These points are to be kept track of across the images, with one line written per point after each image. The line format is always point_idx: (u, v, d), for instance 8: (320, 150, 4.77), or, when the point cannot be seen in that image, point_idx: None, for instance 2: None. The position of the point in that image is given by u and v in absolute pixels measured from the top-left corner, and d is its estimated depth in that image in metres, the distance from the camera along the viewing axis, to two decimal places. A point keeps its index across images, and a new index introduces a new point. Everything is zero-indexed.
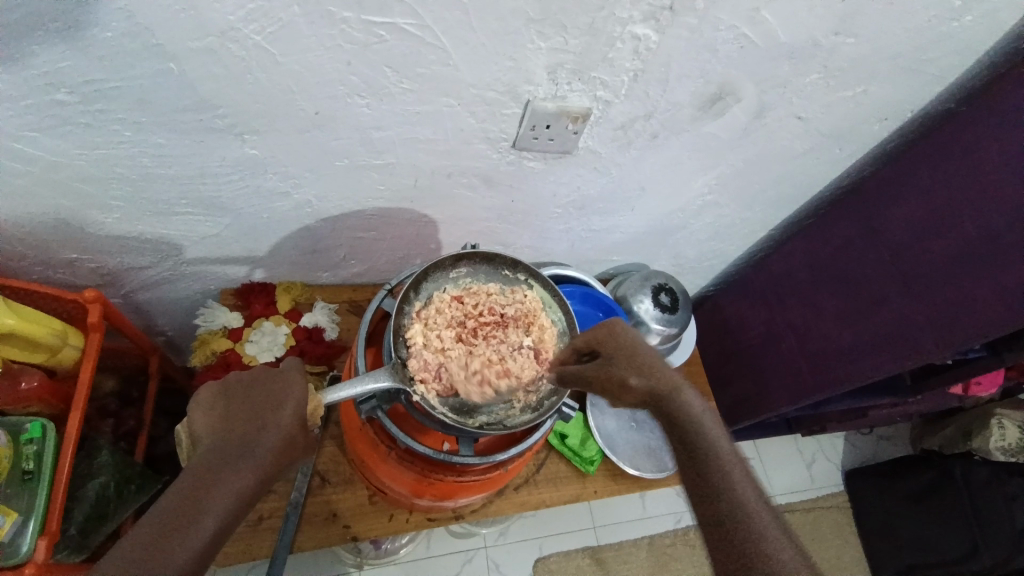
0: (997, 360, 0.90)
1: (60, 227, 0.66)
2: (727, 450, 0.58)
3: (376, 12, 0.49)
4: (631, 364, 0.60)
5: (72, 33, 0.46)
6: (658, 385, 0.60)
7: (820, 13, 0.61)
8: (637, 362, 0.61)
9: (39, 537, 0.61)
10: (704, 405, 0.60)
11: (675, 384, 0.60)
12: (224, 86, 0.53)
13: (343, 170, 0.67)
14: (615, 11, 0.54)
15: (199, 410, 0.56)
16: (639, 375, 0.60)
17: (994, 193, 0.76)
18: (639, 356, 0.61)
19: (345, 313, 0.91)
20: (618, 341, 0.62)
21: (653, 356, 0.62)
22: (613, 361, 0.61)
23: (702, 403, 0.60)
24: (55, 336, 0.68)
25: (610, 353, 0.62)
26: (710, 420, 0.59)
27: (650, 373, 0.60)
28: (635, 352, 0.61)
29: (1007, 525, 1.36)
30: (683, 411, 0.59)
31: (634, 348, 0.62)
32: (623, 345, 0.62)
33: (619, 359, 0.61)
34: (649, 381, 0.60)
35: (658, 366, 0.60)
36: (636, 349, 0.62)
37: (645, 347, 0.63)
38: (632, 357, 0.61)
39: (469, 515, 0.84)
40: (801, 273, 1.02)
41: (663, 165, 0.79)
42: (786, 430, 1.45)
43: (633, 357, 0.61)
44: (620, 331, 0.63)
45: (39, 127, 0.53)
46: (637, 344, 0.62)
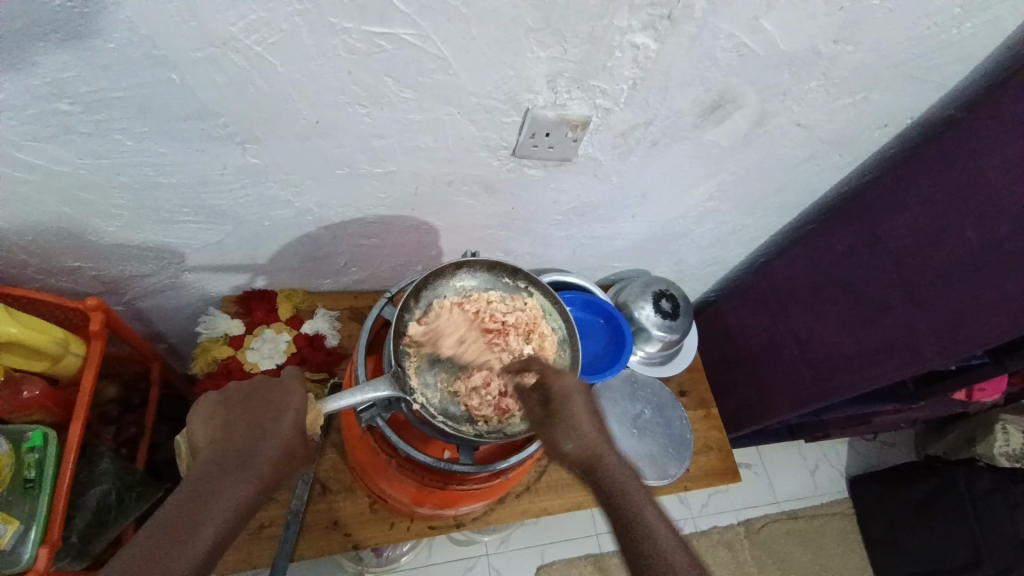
0: (998, 366, 0.90)
1: (62, 235, 0.66)
2: (661, 530, 0.54)
3: (376, 22, 0.50)
4: (566, 434, 0.57)
5: (75, 43, 0.46)
6: (586, 449, 0.57)
7: (820, 22, 0.61)
8: (569, 431, 0.57)
9: (40, 546, 0.61)
10: (626, 471, 0.57)
11: (595, 442, 0.58)
12: (226, 95, 0.54)
13: (344, 177, 0.67)
14: (615, 20, 0.54)
15: (199, 420, 0.56)
16: (572, 441, 0.57)
17: (996, 200, 0.75)
18: (575, 426, 0.58)
19: (346, 320, 0.91)
20: (570, 398, 0.58)
21: (591, 417, 0.58)
22: (553, 429, 0.58)
23: (625, 467, 0.58)
24: (58, 344, 0.68)
25: (548, 410, 0.58)
26: (635, 493, 0.56)
27: (583, 438, 0.57)
28: (574, 421, 0.58)
29: (1009, 534, 1.33)
30: (599, 470, 0.57)
31: (572, 415, 0.58)
32: (565, 405, 0.58)
33: (565, 427, 0.57)
34: (581, 449, 0.57)
35: (589, 424, 0.58)
36: (574, 414, 0.58)
37: (588, 411, 0.59)
38: (573, 429, 0.57)
39: (470, 523, 0.83)
40: (803, 279, 1.02)
41: (664, 172, 0.79)
42: (789, 436, 1.44)
43: (569, 428, 0.57)
44: (572, 387, 0.59)
45: (42, 136, 0.53)
46: (579, 411, 0.58)
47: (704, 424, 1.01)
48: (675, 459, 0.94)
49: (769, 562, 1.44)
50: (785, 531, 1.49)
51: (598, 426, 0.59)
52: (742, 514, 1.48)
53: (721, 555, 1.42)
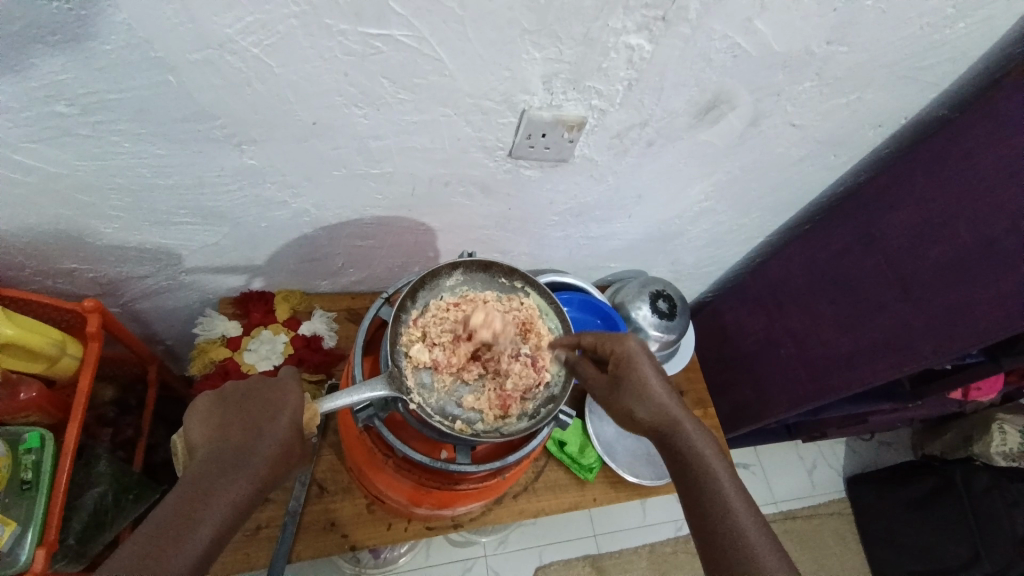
0: (994, 365, 0.90)
1: (58, 237, 0.66)
2: (727, 483, 0.60)
3: (372, 23, 0.50)
4: (639, 398, 0.63)
5: (72, 46, 0.46)
6: (659, 411, 0.63)
7: (813, 23, 0.62)
8: (643, 395, 0.63)
9: (37, 547, 0.61)
10: (699, 431, 0.63)
11: (668, 405, 0.64)
12: (223, 96, 0.54)
13: (341, 178, 0.68)
14: (610, 21, 0.55)
15: (195, 418, 0.56)
16: (644, 405, 0.63)
17: (991, 200, 0.76)
18: (649, 390, 0.63)
19: (344, 321, 0.91)
20: (635, 363, 0.64)
21: (664, 382, 0.64)
22: (628, 394, 0.64)
23: (698, 427, 0.63)
24: (54, 346, 0.68)
25: (620, 375, 0.64)
26: (708, 450, 0.62)
27: (658, 401, 0.63)
28: (648, 386, 0.64)
29: (1008, 533, 1.32)
30: (674, 429, 0.63)
31: (645, 380, 0.64)
32: (636, 369, 0.64)
33: (639, 394, 0.63)
34: (654, 411, 0.63)
35: (664, 390, 0.64)
36: (644, 381, 0.64)
37: (660, 375, 0.64)
38: (646, 394, 0.63)
39: (468, 524, 0.83)
40: (799, 279, 1.02)
41: (661, 172, 0.80)
42: (786, 436, 1.45)
43: (645, 393, 0.63)
44: (635, 351, 0.65)
45: (39, 139, 0.54)
46: (648, 375, 0.64)
47: None
48: None
49: None
50: (783, 531, 1.49)
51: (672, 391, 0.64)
52: None
53: None
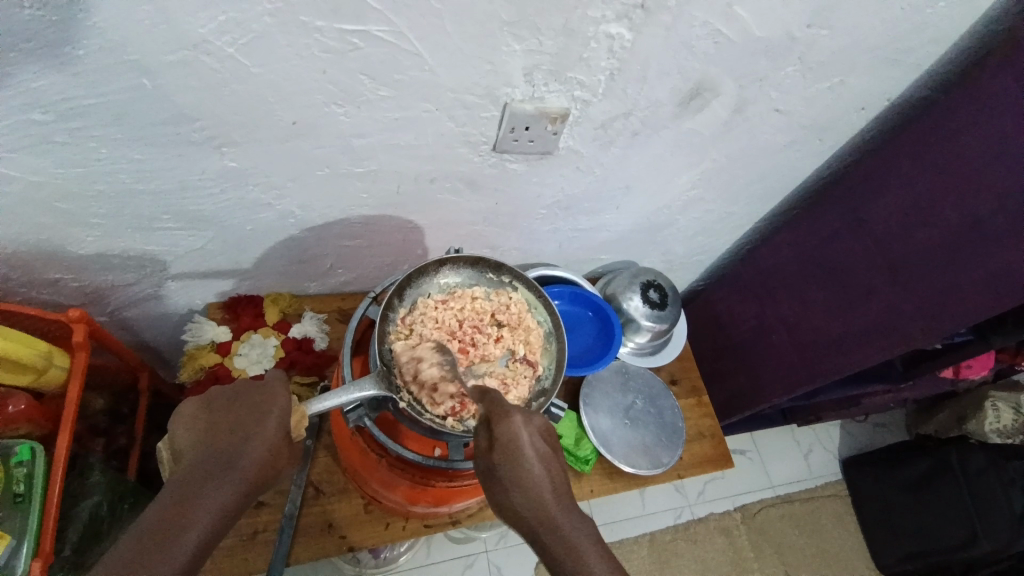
0: (984, 342, 0.91)
1: (40, 246, 0.65)
2: None
3: (351, 20, 0.49)
4: (517, 487, 0.54)
5: (46, 52, 0.46)
6: (535, 506, 0.54)
7: (793, 8, 0.61)
8: (516, 484, 0.54)
9: (33, 559, 0.61)
10: (573, 521, 0.53)
11: (544, 498, 0.54)
12: (201, 98, 0.53)
13: (326, 178, 0.67)
14: (590, 11, 0.54)
15: (181, 424, 0.56)
16: (521, 493, 0.54)
17: (974, 180, 0.76)
18: (524, 479, 0.54)
19: (334, 322, 0.91)
20: (512, 442, 0.54)
21: (542, 462, 0.55)
22: (504, 482, 0.54)
23: (574, 522, 0.53)
24: (40, 357, 0.67)
25: (494, 459, 0.55)
26: (589, 553, 0.51)
27: (534, 491, 0.54)
28: (524, 473, 0.54)
29: (1005, 510, 1.34)
30: (549, 528, 0.53)
31: (524, 460, 0.54)
32: (517, 451, 0.54)
33: (512, 484, 0.54)
34: (529, 502, 0.54)
35: (541, 474, 0.54)
36: (522, 468, 0.54)
37: (538, 454, 0.55)
38: (521, 482, 0.54)
39: (466, 520, 0.83)
40: (788, 265, 1.03)
41: (647, 162, 0.79)
42: (782, 421, 1.46)
43: (518, 483, 0.54)
44: (519, 426, 0.55)
45: (16, 148, 0.53)
46: (526, 453, 0.54)
47: (696, 412, 1.02)
48: (666, 448, 0.94)
49: (765, 547, 1.46)
50: (781, 515, 1.50)
51: (551, 475, 0.55)
52: (739, 499, 1.49)
53: (718, 541, 1.43)
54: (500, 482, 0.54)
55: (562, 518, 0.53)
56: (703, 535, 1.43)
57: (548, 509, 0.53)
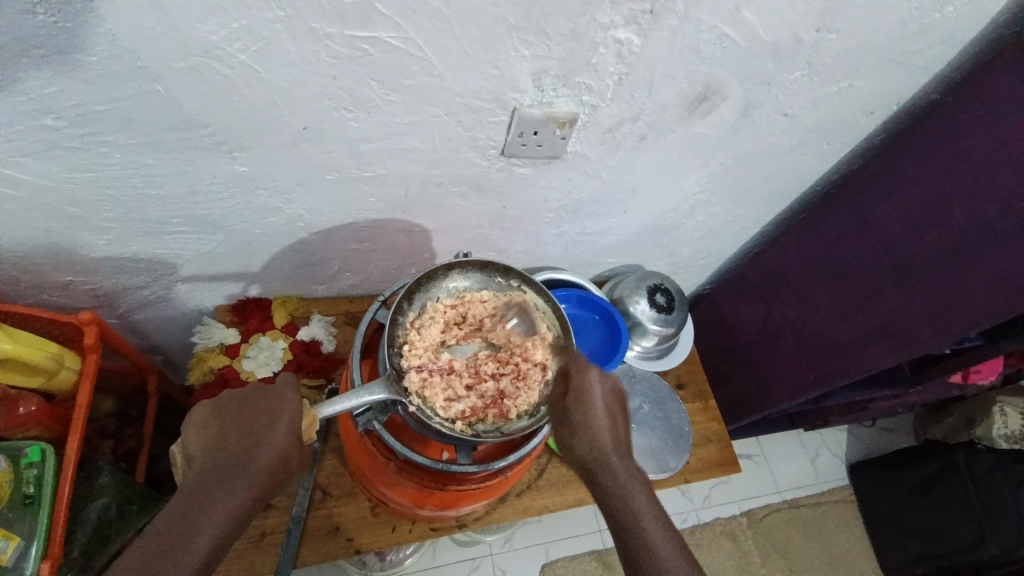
0: (993, 347, 0.91)
1: (51, 250, 0.66)
2: (651, 518, 0.57)
3: (359, 25, 0.50)
4: (581, 427, 0.61)
5: (58, 59, 0.46)
6: (596, 449, 0.61)
7: (800, 12, 0.61)
8: (581, 426, 0.61)
9: (42, 561, 0.61)
10: (626, 463, 0.60)
11: (605, 444, 0.61)
12: (211, 104, 0.53)
13: (334, 182, 0.67)
14: (597, 16, 0.55)
15: (192, 430, 0.57)
16: (585, 437, 0.61)
17: (984, 184, 0.76)
18: (591, 423, 0.61)
19: (341, 325, 0.91)
20: (585, 394, 0.62)
21: (609, 418, 0.62)
22: (569, 422, 0.62)
23: (629, 468, 0.61)
24: (51, 359, 0.68)
25: (565, 403, 0.62)
26: (637, 491, 0.58)
27: (596, 437, 0.61)
28: (591, 420, 0.61)
29: (1012, 513, 1.34)
30: (606, 467, 0.60)
31: (591, 409, 0.62)
32: (586, 399, 0.62)
33: (579, 424, 0.61)
34: (591, 444, 0.61)
35: (607, 428, 0.62)
36: (591, 414, 0.62)
37: (608, 411, 0.63)
38: (587, 426, 0.61)
39: (472, 523, 0.83)
40: (797, 268, 1.02)
41: (654, 166, 0.79)
42: (789, 425, 1.45)
43: (586, 425, 0.61)
44: (592, 380, 0.63)
45: (28, 152, 0.53)
46: (597, 406, 0.62)
47: (703, 416, 1.01)
48: (675, 452, 0.94)
49: (772, 552, 1.45)
50: (787, 520, 1.49)
51: (614, 429, 0.62)
52: (745, 504, 1.49)
53: (725, 546, 1.42)
54: (568, 423, 0.62)
55: (617, 459, 0.60)
56: (709, 540, 1.42)
57: (606, 453, 0.60)
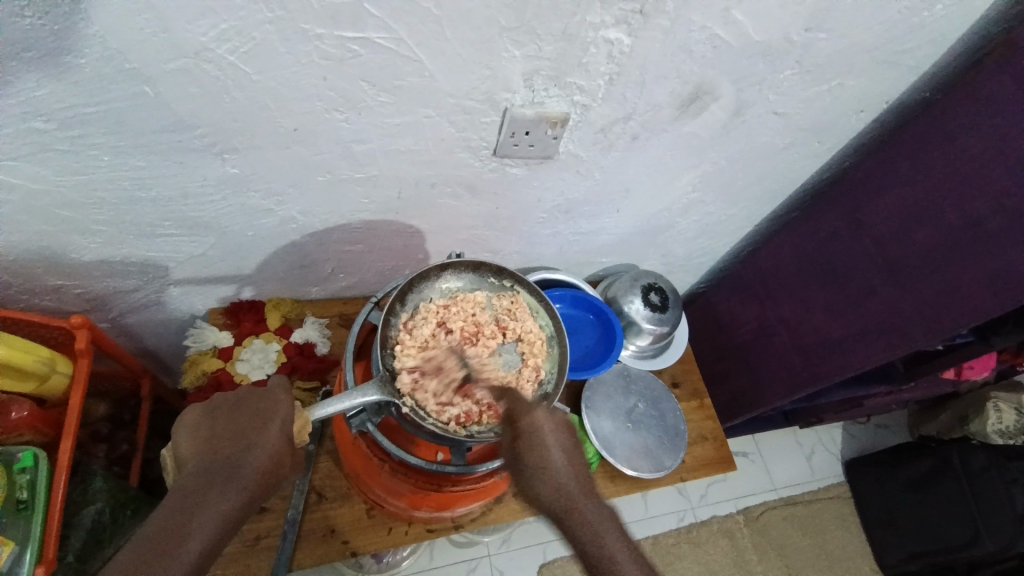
0: (984, 344, 0.91)
1: (42, 253, 0.65)
2: (630, 566, 0.55)
3: (350, 26, 0.50)
4: (541, 476, 0.59)
5: (47, 61, 0.46)
6: (560, 493, 0.59)
7: (791, 13, 0.62)
8: (540, 474, 0.59)
9: (37, 566, 0.61)
10: (593, 503, 0.59)
11: (565, 487, 0.60)
12: (202, 106, 0.53)
13: (327, 183, 0.67)
14: (588, 17, 0.55)
15: (184, 433, 0.57)
16: (547, 486, 0.59)
17: (973, 182, 0.76)
18: (549, 467, 0.60)
19: (336, 327, 0.91)
20: (536, 436, 0.61)
21: (564, 452, 0.61)
22: (529, 470, 0.60)
23: (597, 507, 0.59)
24: (43, 364, 0.67)
25: (516, 446, 0.60)
26: (608, 535, 0.57)
27: (555, 479, 0.59)
28: (550, 464, 0.60)
29: (1008, 510, 1.33)
30: (572, 513, 0.58)
31: (546, 449, 0.60)
32: (541, 441, 0.61)
33: (538, 473, 0.59)
34: (553, 491, 0.59)
35: (564, 470, 0.60)
36: (545, 458, 0.60)
37: (563, 447, 0.61)
38: (547, 474, 0.60)
39: (468, 524, 0.83)
40: (789, 267, 1.02)
41: (647, 165, 0.80)
42: (784, 423, 1.45)
43: (546, 473, 0.59)
44: (541, 420, 0.61)
45: (19, 155, 0.53)
46: (551, 444, 0.61)
47: (698, 414, 1.01)
48: (670, 451, 0.94)
49: (768, 549, 1.45)
50: (784, 517, 1.50)
51: (571, 463, 0.61)
52: (741, 502, 1.49)
53: (721, 544, 1.43)
54: (523, 473, 0.60)
55: (581, 499, 0.59)
56: (706, 538, 1.43)
57: (569, 493, 0.59)
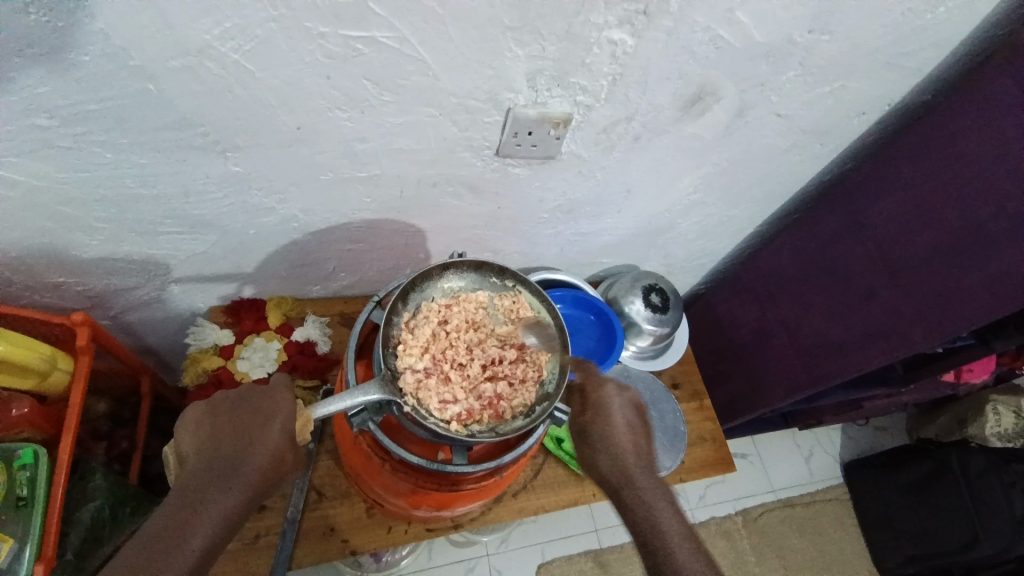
0: (985, 348, 0.91)
1: (44, 250, 0.65)
2: (674, 527, 0.60)
3: (353, 25, 0.50)
4: (603, 446, 0.66)
5: (51, 58, 0.46)
6: (618, 466, 0.65)
7: (794, 14, 0.62)
8: (604, 446, 0.67)
9: (36, 563, 0.61)
10: (647, 477, 0.64)
11: (625, 457, 0.66)
12: (205, 104, 0.53)
13: (329, 182, 0.67)
14: (592, 17, 0.55)
15: (186, 429, 0.57)
16: (605, 456, 0.66)
17: (974, 186, 0.76)
18: (613, 439, 0.67)
19: (337, 326, 0.91)
20: (603, 408, 0.68)
21: (629, 430, 0.68)
22: (590, 435, 0.68)
23: (651, 480, 0.65)
24: (44, 361, 0.67)
25: (583, 416, 0.69)
26: (661, 507, 0.62)
27: (615, 450, 0.66)
28: (611, 434, 0.67)
29: (1006, 515, 1.34)
30: (627, 482, 0.64)
31: (610, 421, 0.68)
32: (607, 415, 0.68)
33: (601, 442, 0.67)
34: (613, 462, 0.66)
35: (629, 446, 0.67)
36: (608, 429, 0.67)
37: (628, 427, 0.68)
38: (608, 443, 0.67)
39: (468, 524, 0.83)
40: (791, 269, 1.02)
41: (649, 166, 0.80)
42: (782, 424, 1.45)
43: (608, 443, 0.67)
44: (609, 393, 0.69)
45: (21, 152, 0.53)
46: (615, 419, 0.68)
47: (698, 415, 1.01)
48: (670, 451, 0.94)
49: (766, 551, 1.45)
50: (782, 519, 1.50)
51: (634, 438, 0.68)
52: (740, 503, 1.49)
53: (720, 545, 1.43)
54: (587, 440, 0.68)
55: (639, 474, 0.65)
56: (704, 539, 1.43)
57: (627, 466, 0.65)
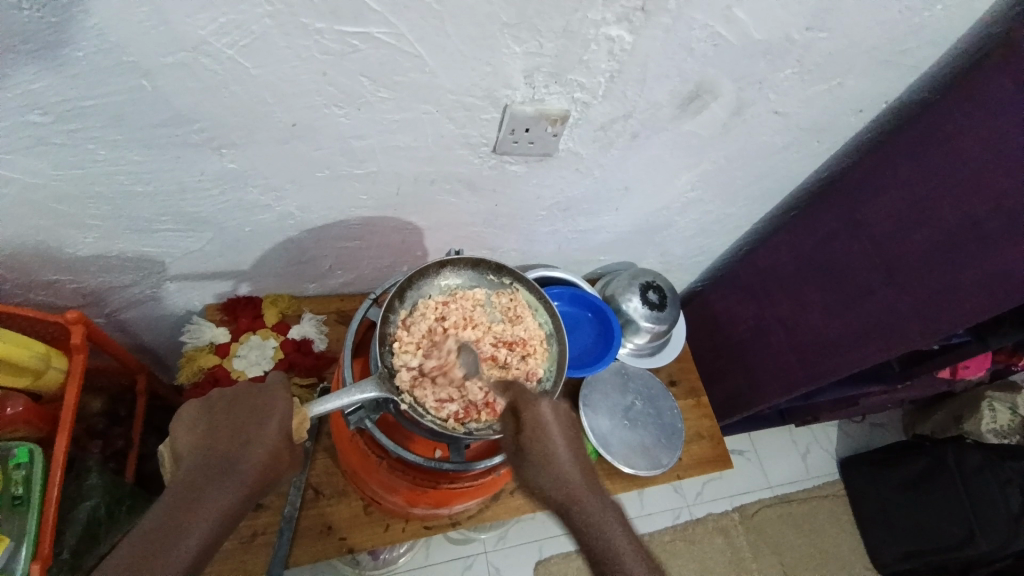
0: (980, 345, 0.91)
1: (38, 248, 0.65)
2: (620, 536, 0.54)
3: (350, 21, 0.49)
4: (541, 467, 0.56)
5: (44, 54, 0.45)
6: (560, 486, 0.56)
7: (792, 11, 0.62)
8: (546, 467, 0.56)
9: (31, 562, 0.61)
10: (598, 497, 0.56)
11: (568, 472, 0.57)
12: (200, 101, 0.53)
13: (325, 180, 0.67)
14: (589, 14, 0.54)
15: (181, 428, 0.56)
16: (548, 478, 0.56)
17: (970, 184, 0.77)
18: (552, 455, 0.57)
19: (333, 323, 0.90)
20: (540, 423, 0.58)
21: (569, 444, 0.58)
22: (524, 456, 0.57)
23: (601, 501, 0.57)
24: (38, 359, 0.67)
25: (520, 437, 0.57)
26: (610, 526, 0.55)
27: (559, 470, 0.56)
28: (552, 454, 0.57)
29: (1002, 511, 1.35)
30: (577, 510, 0.56)
31: (547, 438, 0.57)
32: (543, 429, 0.57)
33: (539, 463, 0.56)
34: (556, 485, 0.56)
35: (567, 457, 0.57)
36: (549, 451, 0.57)
37: (568, 437, 0.58)
38: (547, 463, 0.57)
39: (465, 521, 0.83)
40: (787, 266, 1.03)
41: (647, 164, 0.80)
42: (779, 421, 1.46)
43: (546, 463, 0.56)
44: (542, 409, 0.58)
45: (14, 149, 0.53)
46: (554, 437, 0.57)
47: (695, 413, 1.02)
48: (667, 448, 0.94)
49: (763, 547, 1.46)
50: (779, 515, 1.50)
51: (574, 453, 0.58)
52: (737, 500, 1.50)
53: (717, 542, 1.43)
54: (523, 467, 0.57)
55: (584, 488, 0.57)
56: (701, 536, 1.43)
57: (574, 487, 0.56)
